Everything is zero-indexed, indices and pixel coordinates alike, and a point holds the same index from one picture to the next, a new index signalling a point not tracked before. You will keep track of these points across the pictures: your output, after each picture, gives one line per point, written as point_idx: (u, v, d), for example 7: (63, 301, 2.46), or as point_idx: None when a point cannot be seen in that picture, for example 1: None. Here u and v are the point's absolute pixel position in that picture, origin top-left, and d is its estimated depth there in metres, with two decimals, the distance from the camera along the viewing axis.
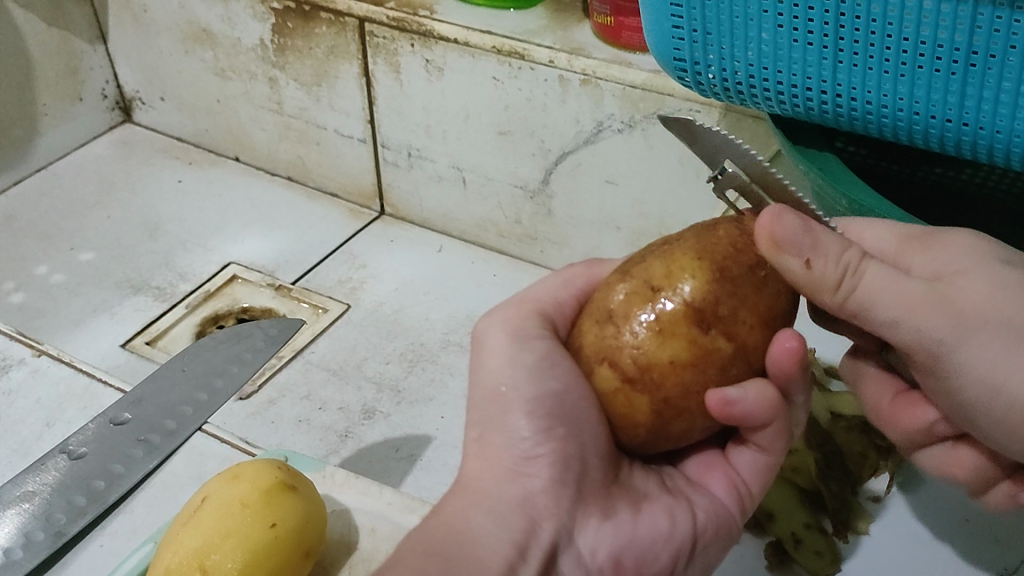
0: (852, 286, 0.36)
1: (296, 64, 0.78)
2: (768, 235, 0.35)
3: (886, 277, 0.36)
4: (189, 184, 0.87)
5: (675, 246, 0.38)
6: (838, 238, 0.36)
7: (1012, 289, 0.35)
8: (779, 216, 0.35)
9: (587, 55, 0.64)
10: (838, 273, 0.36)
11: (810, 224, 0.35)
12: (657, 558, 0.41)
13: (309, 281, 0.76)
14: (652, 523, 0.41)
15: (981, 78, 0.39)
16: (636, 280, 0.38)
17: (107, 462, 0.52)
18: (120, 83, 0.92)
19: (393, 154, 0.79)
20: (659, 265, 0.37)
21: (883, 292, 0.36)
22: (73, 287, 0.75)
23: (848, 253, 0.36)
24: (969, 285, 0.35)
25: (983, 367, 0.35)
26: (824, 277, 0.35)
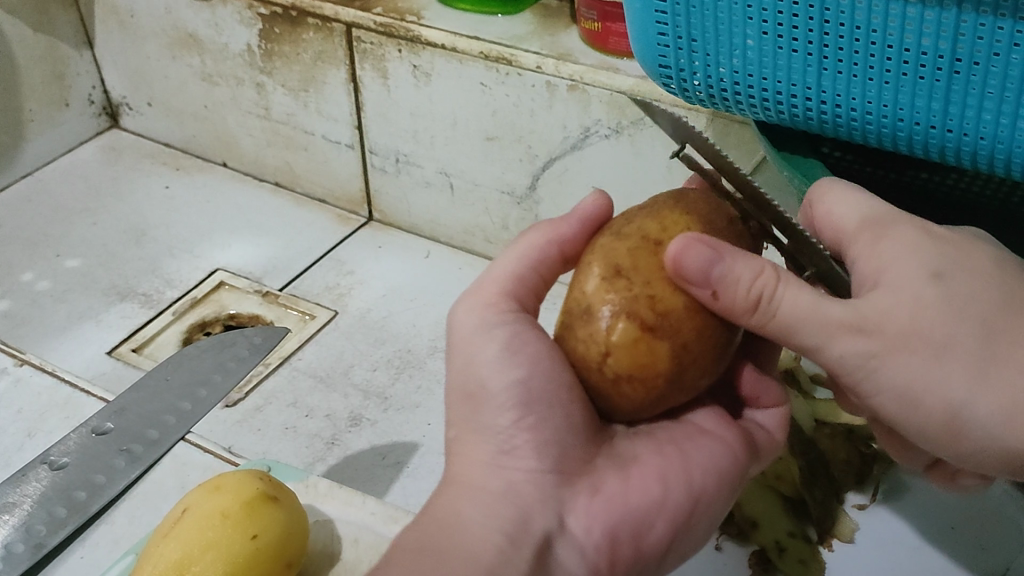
0: (769, 311, 0.35)
1: (284, 69, 0.78)
2: (675, 266, 0.35)
3: (805, 300, 0.35)
4: (176, 191, 0.87)
5: (658, 208, 0.38)
6: (753, 264, 0.35)
7: (933, 310, 0.34)
8: (686, 247, 0.35)
9: (573, 61, 0.64)
10: (751, 299, 0.35)
11: (717, 255, 0.35)
12: (647, 522, 0.39)
13: (296, 287, 0.76)
14: (642, 490, 0.39)
15: (965, 85, 0.38)
16: (622, 241, 0.37)
17: (89, 472, 0.52)
18: (107, 88, 0.92)
19: (381, 160, 0.78)
20: (652, 221, 0.37)
21: (802, 313, 0.35)
22: (59, 293, 0.74)
23: (761, 278, 0.35)
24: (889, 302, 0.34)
25: (904, 385, 0.35)
26: (735, 304, 0.35)
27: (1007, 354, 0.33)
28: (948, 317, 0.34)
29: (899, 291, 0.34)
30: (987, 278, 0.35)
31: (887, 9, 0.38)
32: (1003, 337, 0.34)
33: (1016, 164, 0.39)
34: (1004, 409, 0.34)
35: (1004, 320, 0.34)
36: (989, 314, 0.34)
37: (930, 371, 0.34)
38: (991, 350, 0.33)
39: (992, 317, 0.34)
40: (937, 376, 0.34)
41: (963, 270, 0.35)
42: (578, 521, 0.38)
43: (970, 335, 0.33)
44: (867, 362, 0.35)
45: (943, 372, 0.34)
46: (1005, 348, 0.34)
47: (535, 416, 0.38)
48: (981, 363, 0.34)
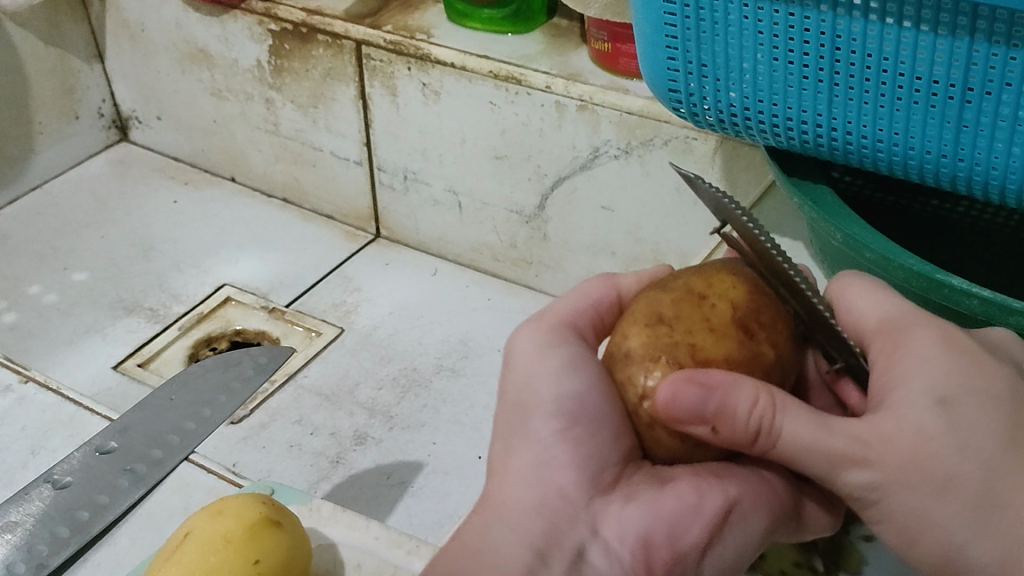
0: (769, 440, 0.34)
1: (293, 86, 0.78)
2: (667, 409, 0.34)
3: (810, 430, 0.33)
4: (184, 205, 0.87)
5: (711, 268, 0.38)
6: (750, 388, 0.33)
7: (934, 448, 0.32)
8: (676, 391, 0.33)
9: (583, 81, 0.64)
10: (751, 429, 0.33)
11: (711, 391, 0.33)
12: (684, 537, 0.36)
13: (302, 303, 0.76)
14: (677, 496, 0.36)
15: (977, 114, 0.38)
16: (665, 297, 0.37)
17: (93, 492, 0.52)
18: (116, 101, 0.92)
19: (388, 177, 0.78)
20: (699, 278, 0.38)
21: (802, 445, 0.33)
22: (66, 307, 0.74)
23: (760, 404, 0.33)
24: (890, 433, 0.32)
25: (903, 517, 0.33)
26: (735, 435, 0.34)
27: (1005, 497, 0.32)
28: (946, 462, 0.32)
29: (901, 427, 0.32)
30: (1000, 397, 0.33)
31: (898, 37, 0.38)
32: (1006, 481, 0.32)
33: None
34: (997, 554, 0.33)
35: (1008, 459, 0.32)
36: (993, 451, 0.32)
37: (927, 510, 0.33)
38: (989, 496, 0.32)
39: (997, 455, 0.32)
40: (934, 513, 0.33)
41: (973, 398, 0.32)
42: (611, 529, 0.37)
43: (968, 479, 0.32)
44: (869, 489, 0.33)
45: (939, 513, 0.33)
46: (1003, 496, 0.32)
47: (582, 428, 0.37)
48: (978, 507, 0.32)
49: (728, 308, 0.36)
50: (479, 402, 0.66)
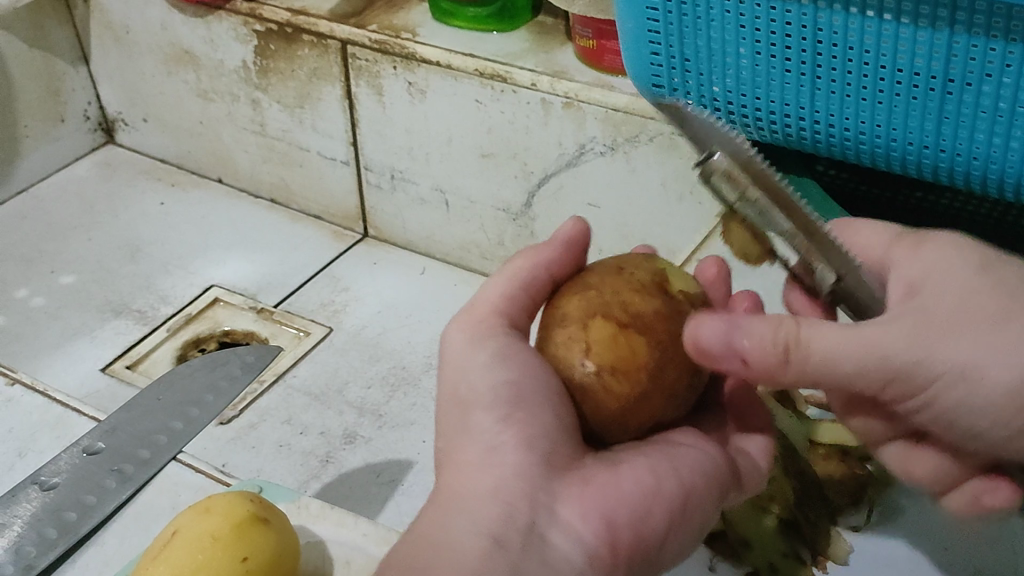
0: (799, 357, 0.34)
1: (280, 86, 0.78)
2: (697, 341, 0.36)
3: (837, 335, 0.34)
4: (171, 207, 0.87)
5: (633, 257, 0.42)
6: (769, 321, 0.35)
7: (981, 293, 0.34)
8: (701, 326, 0.36)
9: (569, 78, 0.64)
10: (781, 346, 0.34)
11: (732, 323, 0.35)
12: (648, 527, 0.37)
13: (291, 303, 0.76)
14: (637, 481, 0.38)
15: (958, 105, 0.39)
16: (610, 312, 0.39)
17: (79, 493, 0.52)
18: (102, 104, 0.92)
19: (376, 176, 0.78)
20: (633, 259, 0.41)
21: (826, 369, 0.34)
22: (53, 310, 0.74)
23: (782, 329, 0.34)
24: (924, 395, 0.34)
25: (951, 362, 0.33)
26: (762, 360, 0.35)
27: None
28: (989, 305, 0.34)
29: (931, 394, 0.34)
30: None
31: (880, 29, 0.38)
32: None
33: (1009, 184, 0.40)
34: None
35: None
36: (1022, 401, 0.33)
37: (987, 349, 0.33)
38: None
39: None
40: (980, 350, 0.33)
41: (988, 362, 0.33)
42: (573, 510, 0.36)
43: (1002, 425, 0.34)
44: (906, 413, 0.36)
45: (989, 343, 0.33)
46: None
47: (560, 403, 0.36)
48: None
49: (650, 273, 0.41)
50: None
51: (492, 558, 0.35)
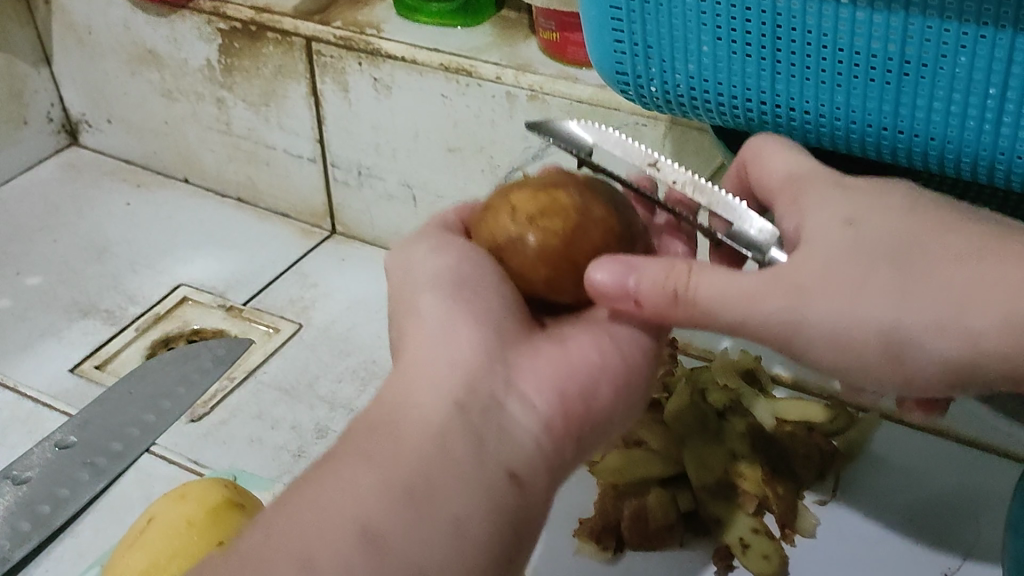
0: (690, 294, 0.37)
1: (244, 84, 0.78)
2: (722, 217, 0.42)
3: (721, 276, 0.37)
4: (137, 207, 0.86)
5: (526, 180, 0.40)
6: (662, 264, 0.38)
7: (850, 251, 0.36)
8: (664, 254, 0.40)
9: (533, 71, 0.65)
10: (670, 289, 0.37)
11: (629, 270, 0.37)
12: (597, 399, 0.38)
13: (260, 301, 0.76)
14: (586, 356, 0.39)
15: (915, 87, 0.40)
16: (523, 183, 0.41)
17: (53, 486, 0.52)
18: (65, 105, 0.92)
19: (343, 173, 0.79)
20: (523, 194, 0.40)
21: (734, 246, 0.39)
22: (20, 311, 0.74)
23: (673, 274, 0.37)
24: (801, 260, 0.37)
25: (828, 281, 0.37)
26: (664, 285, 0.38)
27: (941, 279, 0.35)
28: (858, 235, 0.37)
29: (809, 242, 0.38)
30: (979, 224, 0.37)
31: (838, 12, 0.40)
32: (917, 274, 0.36)
33: (965, 162, 0.41)
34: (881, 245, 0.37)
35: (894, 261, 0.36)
36: (920, 240, 0.36)
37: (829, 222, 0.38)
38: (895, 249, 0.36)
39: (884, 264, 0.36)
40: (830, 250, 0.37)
41: (882, 216, 0.37)
42: None
43: (877, 273, 0.36)
44: (729, 278, 0.37)
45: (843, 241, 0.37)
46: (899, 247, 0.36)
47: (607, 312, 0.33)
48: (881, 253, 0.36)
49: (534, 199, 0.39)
50: None
51: (461, 415, 0.35)
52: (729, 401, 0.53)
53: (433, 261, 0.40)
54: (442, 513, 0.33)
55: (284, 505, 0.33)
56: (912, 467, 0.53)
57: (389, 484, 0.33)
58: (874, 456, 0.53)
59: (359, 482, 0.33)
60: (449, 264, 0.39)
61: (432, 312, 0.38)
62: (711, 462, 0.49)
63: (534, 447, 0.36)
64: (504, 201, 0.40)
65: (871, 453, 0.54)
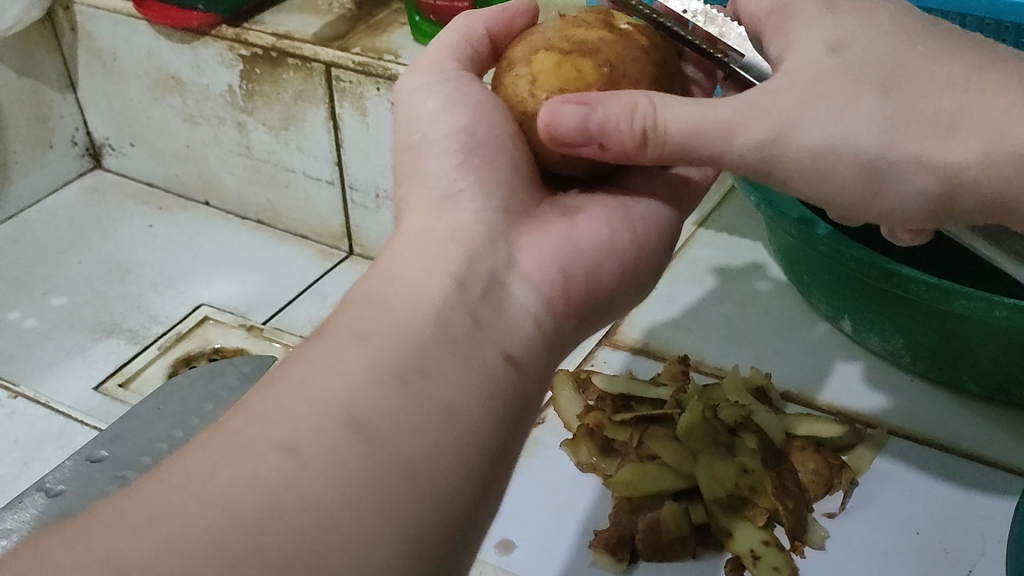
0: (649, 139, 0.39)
1: (265, 108, 0.80)
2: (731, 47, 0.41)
3: (695, 113, 0.39)
4: (159, 229, 0.88)
5: (543, 44, 0.43)
6: (625, 101, 0.39)
7: (828, 81, 0.37)
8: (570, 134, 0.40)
9: None
10: (637, 130, 0.39)
11: (588, 110, 0.39)
12: (595, 268, 0.43)
13: (279, 320, 0.78)
14: (590, 233, 0.43)
15: None
16: (549, 41, 0.43)
17: (85, 498, 0.53)
18: (89, 130, 0.94)
19: (360, 196, 0.80)
20: (543, 55, 0.42)
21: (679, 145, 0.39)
22: (45, 331, 0.76)
23: (638, 113, 0.39)
24: (782, 86, 0.38)
25: (804, 158, 0.38)
26: (622, 145, 0.40)
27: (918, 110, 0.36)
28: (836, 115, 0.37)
29: (800, 56, 0.39)
30: (967, 53, 0.38)
31: None
32: (903, 100, 0.37)
33: None
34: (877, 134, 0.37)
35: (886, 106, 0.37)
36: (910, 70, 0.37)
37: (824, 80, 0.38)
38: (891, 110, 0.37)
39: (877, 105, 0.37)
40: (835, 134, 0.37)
41: (867, 43, 0.38)
42: None
43: (862, 106, 0.37)
44: (701, 112, 0.39)
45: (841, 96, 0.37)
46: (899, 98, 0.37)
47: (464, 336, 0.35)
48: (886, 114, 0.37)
49: (549, 56, 0.42)
50: None
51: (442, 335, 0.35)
52: (740, 417, 0.54)
53: (447, 118, 0.43)
54: (430, 395, 0.33)
55: (274, 386, 0.33)
56: (920, 483, 0.53)
57: (382, 368, 0.33)
58: (882, 471, 0.54)
59: (346, 359, 0.33)
60: (464, 124, 0.42)
61: (444, 172, 0.42)
62: (722, 476, 0.51)
63: (534, 326, 0.39)
64: (524, 62, 0.43)
65: (880, 468, 0.54)
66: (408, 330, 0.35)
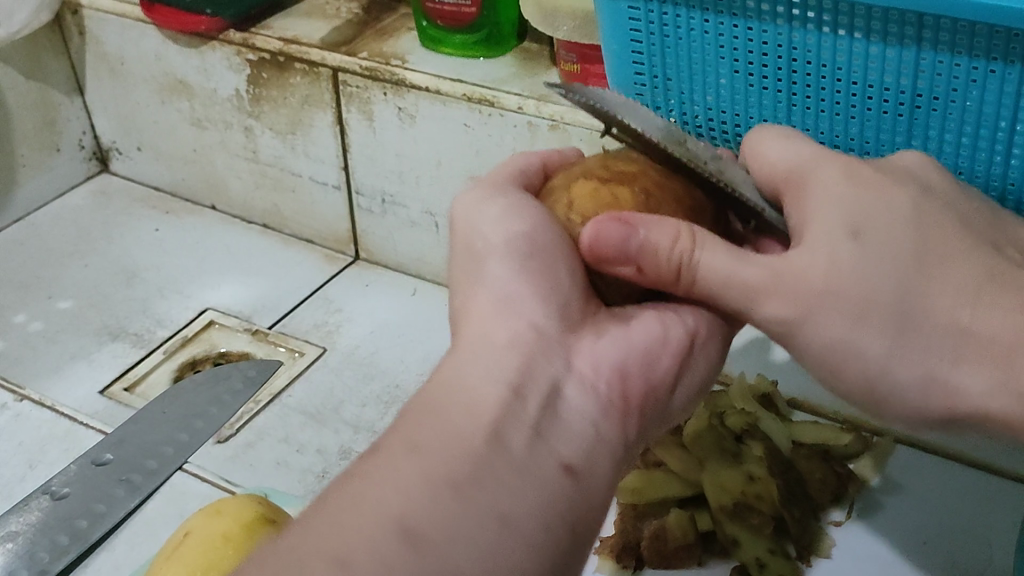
0: (689, 273, 0.39)
1: (272, 113, 0.80)
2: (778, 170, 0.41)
3: (726, 260, 0.38)
4: (166, 233, 0.88)
5: (586, 174, 0.42)
6: (671, 226, 0.38)
7: (851, 266, 0.36)
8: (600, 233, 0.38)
9: (553, 101, 0.66)
10: (674, 264, 0.39)
11: (633, 229, 0.38)
12: (653, 366, 0.40)
13: (285, 325, 0.78)
14: (645, 330, 0.40)
15: (926, 118, 0.42)
16: (590, 168, 0.43)
17: (90, 502, 0.54)
18: (96, 134, 0.94)
19: (366, 201, 0.80)
20: (583, 185, 0.42)
21: (717, 278, 0.39)
22: (51, 334, 0.76)
23: (679, 243, 0.38)
24: (814, 248, 0.37)
25: (821, 344, 0.38)
26: (660, 272, 0.39)
27: (930, 320, 0.36)
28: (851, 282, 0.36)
29: (823, 216, 0.38)
30: (988, 255, 0.37)
31: (851, 47, 0.41)
32: (924, 300, 0.36)
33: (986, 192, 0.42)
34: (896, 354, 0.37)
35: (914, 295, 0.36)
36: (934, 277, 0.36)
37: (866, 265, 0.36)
38: (908, 308, 0.36)
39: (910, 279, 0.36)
40: (852, 337, 0.37)
41: (888, 224, 0.37)
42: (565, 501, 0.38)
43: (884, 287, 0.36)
44: (733, 262, 0.39)
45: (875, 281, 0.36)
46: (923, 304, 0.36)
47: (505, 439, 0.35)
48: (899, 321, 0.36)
49: (588, 186, 0.41)
50: None
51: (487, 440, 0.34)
52: (747, 425, 0.55)
53: (501, 225, 0.41)
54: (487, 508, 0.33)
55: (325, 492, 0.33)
56: (926, 493, 0.54)
57: (434, 479, 0.33)
58: (889, 480, 0.55)
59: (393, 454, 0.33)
60: (524, 230, 0.40)
61: (504, 280, 0.39)
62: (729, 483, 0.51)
63: (589, 431, 0.37)
64: (565, 190, 0.42)
65: (887, 478, 0.55)
66: (462, 438, 0.34)
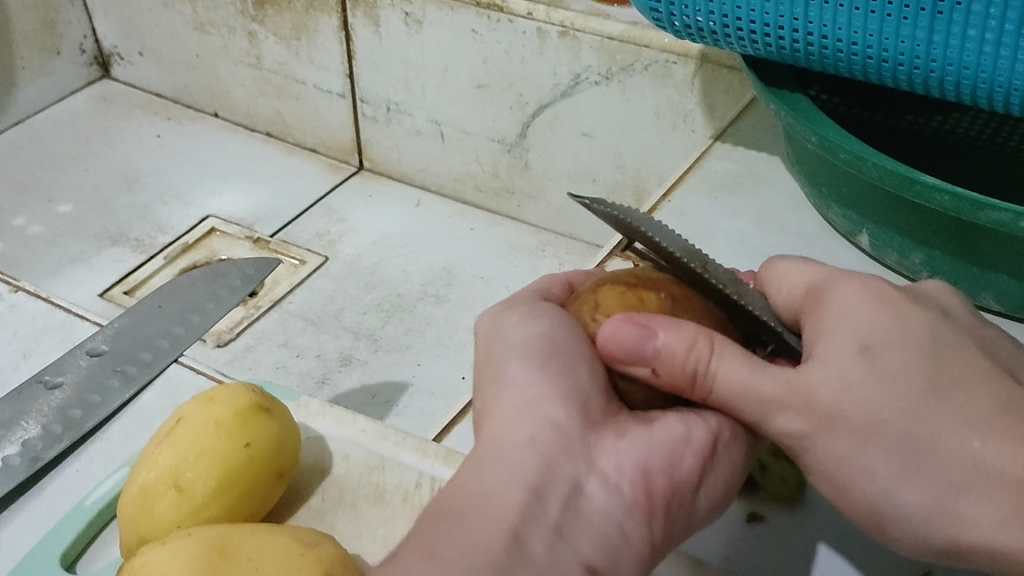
0: (707, 383, 0.31)
1: (276, 18, 0.78)
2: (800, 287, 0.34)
3: (743, 367, 0.30)
4: (167, 139, 0.87)
5: (610, 281, 0.34)
6: (688, 329, 0.30)
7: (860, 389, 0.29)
8: (613, 332, 0.31)
9: (564, 7, 0.64)
10: (689, 369, 0.31)
11: (649, 330, 0.30)
12: (688, 479, 0.31)
13: (287, 234, 0.77)
14: (672, 432, 0.31)
15: (951, 13, 0.37)
16: (616, 277, 0.35)
17: (84, 392, 0.53)
18: (97, 38, 0.92)
19: (371, 109, 0.79)
20: (608, 289, 0.34)
21: (743, 387, 0.30)
22: (50, 238, 0.75)
23: (697, 346, 0.30)
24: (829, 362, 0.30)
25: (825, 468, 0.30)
26: (676, 378, 0.31)
27: (945, 456, 0.29)
28: (866, 405, 0.29)
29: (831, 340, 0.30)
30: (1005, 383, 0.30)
31: None
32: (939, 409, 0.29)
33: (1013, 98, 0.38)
34: (924, 499, 0.29)
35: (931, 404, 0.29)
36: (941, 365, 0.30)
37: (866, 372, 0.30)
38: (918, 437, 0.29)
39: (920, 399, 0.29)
40: (858, 463, 0.30)
41: (901, 346, 0.29)
42: (609, 461, 0.30)
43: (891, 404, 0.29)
44: (756, 372, 0.30)
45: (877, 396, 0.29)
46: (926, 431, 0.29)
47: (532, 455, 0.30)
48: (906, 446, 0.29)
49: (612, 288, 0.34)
50: (463, 325, 0.67)
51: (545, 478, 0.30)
52: None
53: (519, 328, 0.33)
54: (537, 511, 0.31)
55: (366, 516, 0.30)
56: None
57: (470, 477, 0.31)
58: None
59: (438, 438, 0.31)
60: (542, 333, 0.32)
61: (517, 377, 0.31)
62: None
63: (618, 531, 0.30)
64: (589, 294, 0.34)
65: None
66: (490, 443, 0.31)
